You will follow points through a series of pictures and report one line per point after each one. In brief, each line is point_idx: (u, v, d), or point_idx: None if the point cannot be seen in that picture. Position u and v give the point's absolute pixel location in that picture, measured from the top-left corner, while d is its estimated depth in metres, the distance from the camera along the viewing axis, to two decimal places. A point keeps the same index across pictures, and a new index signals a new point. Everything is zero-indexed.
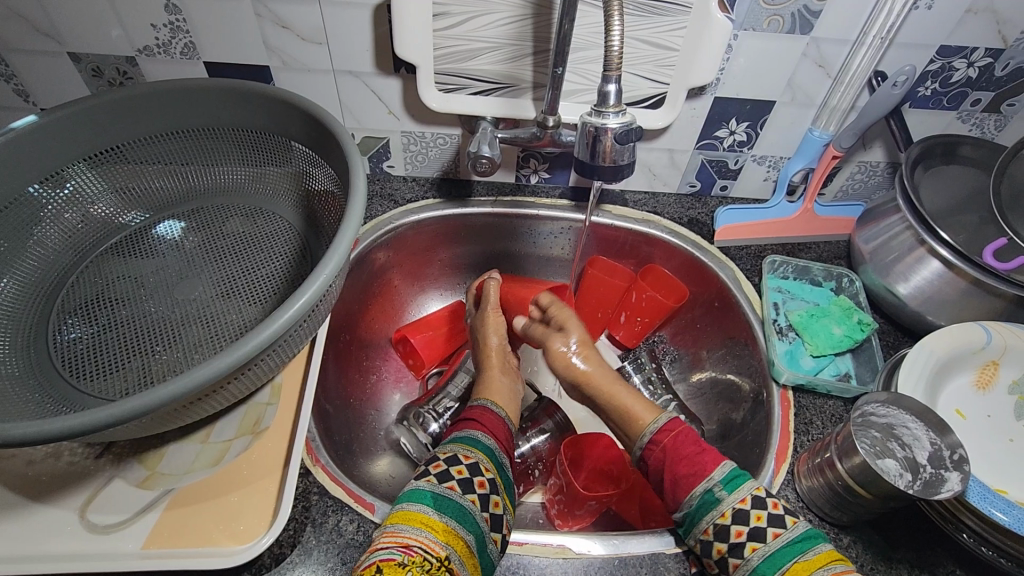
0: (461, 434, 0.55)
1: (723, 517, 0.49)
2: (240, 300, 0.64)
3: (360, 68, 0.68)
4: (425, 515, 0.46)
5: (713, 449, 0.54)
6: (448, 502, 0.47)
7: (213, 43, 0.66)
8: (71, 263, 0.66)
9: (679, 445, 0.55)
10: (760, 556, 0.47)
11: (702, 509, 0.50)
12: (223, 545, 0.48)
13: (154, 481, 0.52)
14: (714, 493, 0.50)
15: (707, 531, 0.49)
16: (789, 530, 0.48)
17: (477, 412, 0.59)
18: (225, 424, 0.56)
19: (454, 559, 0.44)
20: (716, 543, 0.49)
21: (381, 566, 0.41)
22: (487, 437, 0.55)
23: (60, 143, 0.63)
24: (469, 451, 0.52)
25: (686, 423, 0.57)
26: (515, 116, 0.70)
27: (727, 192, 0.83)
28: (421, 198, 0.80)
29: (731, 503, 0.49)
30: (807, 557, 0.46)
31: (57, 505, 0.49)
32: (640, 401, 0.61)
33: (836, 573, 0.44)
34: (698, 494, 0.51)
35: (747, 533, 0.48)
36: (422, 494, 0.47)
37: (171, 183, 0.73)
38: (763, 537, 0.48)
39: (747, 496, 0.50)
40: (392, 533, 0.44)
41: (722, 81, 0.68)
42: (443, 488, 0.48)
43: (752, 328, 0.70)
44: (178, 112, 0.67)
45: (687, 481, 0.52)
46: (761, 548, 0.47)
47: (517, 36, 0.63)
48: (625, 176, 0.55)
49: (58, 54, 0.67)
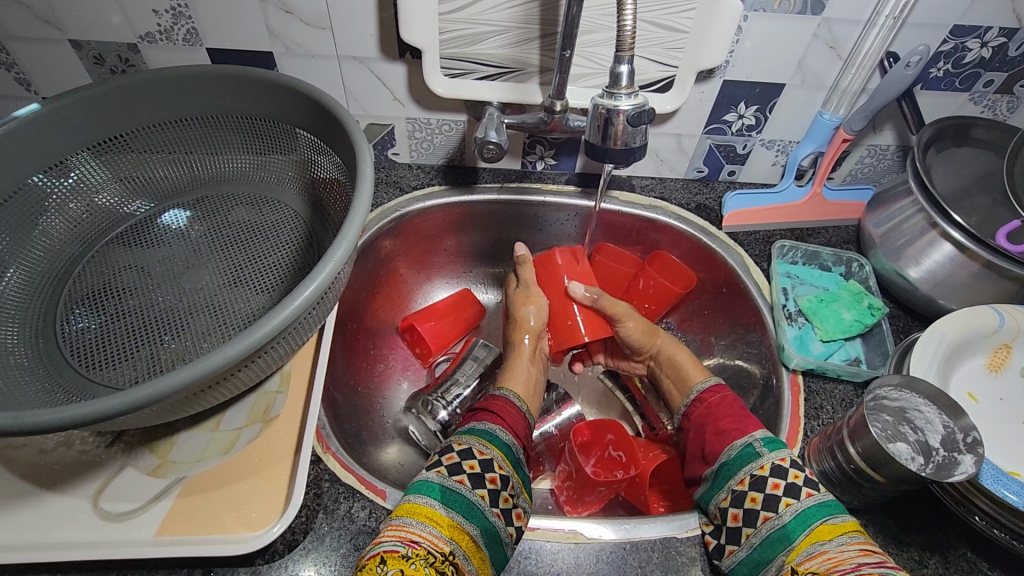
0: (476, 427, 0.55)
1: (762, 468, 0.51)
2: (247, 289, 0.64)
3: (364, 54, 0.67)
4: (431, 509, 0.46)
5: (756, 417, 0.57)
6: (456, 497, 0.47)
7: (215, 29, 0.65)
8: (77, 253, 0.66)
9: (721, 405, 0.59)
10: (792, 512, 0.48)
11: (740, 459, 0.53)
12: (236, 532, 0.48)
13: (165, 469, 0.52)
14: (754, 448, 0.53)
15: (742, 480, 0.52)
16: (822, 494, 0.49)
17: (496, 401, 0.60)
18: (234, 413, 0.56)
19: (458, 554, 0.44)
20: (750, 493, 0.51)
21: (385, 557, 0.41)
22: (506, 433, 0.56)
23: (64, 131, 0.62)
24: (484, 447, 0.52)
25: (728, 390, 0.62)
26: (522, 101, 0.69)
27: (735, 178, 0.82)
28: (426, 185, 0.79)
29: (771, 459, 0.52)
30: (836, 520, 0.46)
31: (70, 494, 0.49)
32: (693, 365, 0.67)
33: (858, 541, 0.45)
34: (739, 446, 0.54)
35: (783, 488, 0.50)
36: (430, 487, 0.47)
37: (176, 172, 0.72)
38: (797, 494, 0.49)
39: (786, 455, 0.52)
40: (396, 526, 0.44)
41: (732, 64, 0.67)
42: (451, 482, 0.48)
43: (761, 313, 0.69)
44: (182, 100, 0.67)
45: (727, 434, 0.56)
46: (794, 504, 0.48)
47: (524, 19, 0.62)
48: (635, 160, 0.54)
49: (59, 41, 0.66)
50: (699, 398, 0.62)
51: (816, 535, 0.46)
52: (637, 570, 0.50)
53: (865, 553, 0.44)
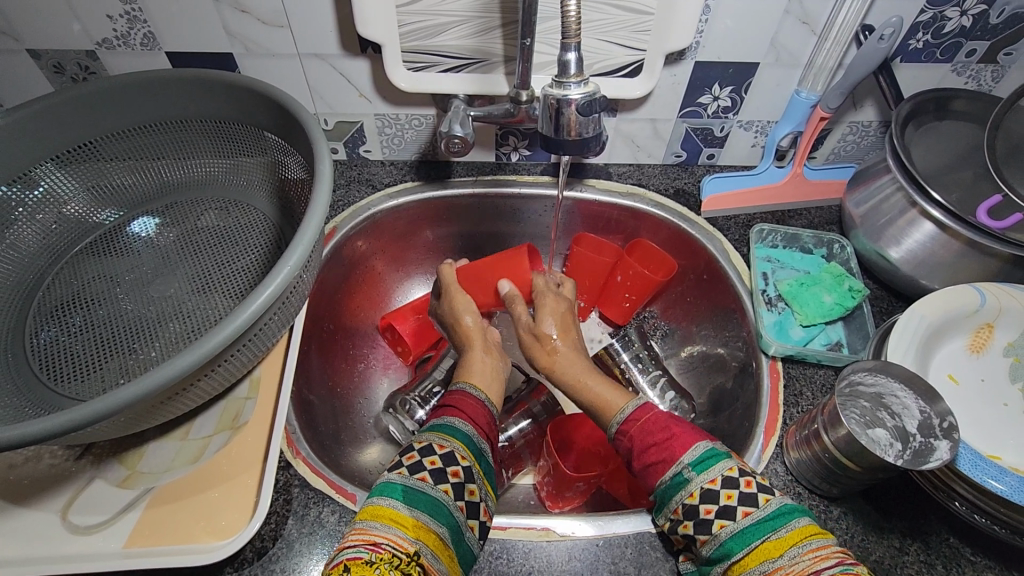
0: (439, 423, 0.54)
1: (692, 497, 0.46)
2: (216, 295, 0.63)
3: (325, 51, 0.66)
4: (395, 511, 0.44)
5: (686, 425, 0.51)
6: (419, 495, 0.46)
7: (172, 32, 0.64)
8: (47, 265, 0.66)
9: (650, 428, 0.51)
10: (728, 534, 0.44)
11: (670, 489, 0.47)
12: (204, 541, 0.48)
13: (134, 481, 0.51)
14: (683, 475, 0.47)
15: (677, 510, 0.47)
16: (762, 508, 0.44)
17: (452, 397, 0.58)
18: (204, 421, 0.56)
19: (424, 553, 0.43)
20: (683, 521, 0.46)
21: (348, 565, 0.40)
22: (466, 425, 0.54)
23: (26, 142, 0.62)
24: (442, 440, 0.50)
25: (656, 408, 0.53)
26: (489, 93, 0.68)
27: (714, 160, 0.80)
28: (399, 181, 0.78)
29: (699, 484, 0.46)
30: (779, 534, 0.42)
31: (38, 508, 0.49)
32: (612, 389, 0.58)
33: (811, 548, 0.41)
34: (669, 476, 0.48)
35: (716, 511, 0.45)
36: (393, 488, 0.46)
37: (144, 179, 0.71)
38: (732, 514, 0.44)
39: (716, 474, 0.46)
40: (361, 530, 0.43)
41: (702, 44, 0.65)
42: (415, 480, 0.47)
43: (741, 299, 0.68)
44: (144, 106, 0.66)
45: (654, 468, 0.49)
46: (729, 526, 0.44)
47: (483, 8, 0.60)
48: (593, 151, 0.52)
49: (17, 52, 0.65)
50: (625, 424, 0.53)
51: (764, 552, 0.42)
52: (610, 567, 0.49)
53: (820, 559, 0.40)
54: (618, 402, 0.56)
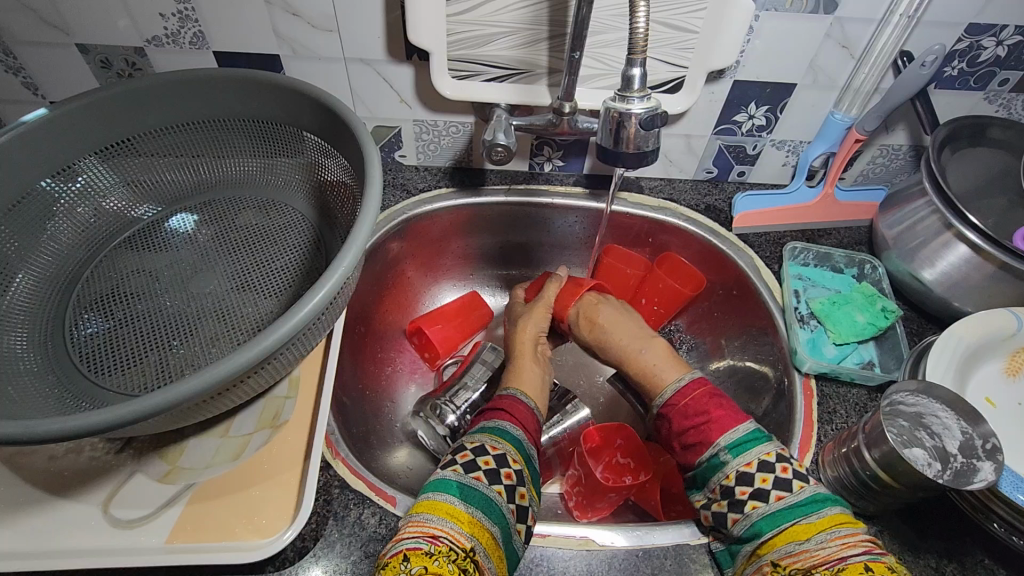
0: (490, 425, 0.55)
1: (728, 478, 0.50)
2: (255, 293, 0.64)
3: (371, 56, 0.67)
4: (452, 506, 0.45)
5: (732, 407, 0.55)
6: (474, 494, 0.47)
7: (222, 33, 0.65)
8: (85, 257, 0.66)
9: (696, 403, 0.56)
10: (759, 514, 0.48)
11: (709, 470, 0.52)
12: (247, 539, 0.48)
13: (175, 476, 0.51)
14: (720, 457, 0.52)
15: (715, 489, 0.51)
16: (794, 495, 0.48)
17: (504, 401, 0.58)
18: (244, 418, 0.56)
19: (479, 550, 0.43)
20: (718, 500, 0.51)
21: (408, 556, 0.41)
22: (516, 428, 0.55)
23: (70, 135, 0.62)
24: (494, 441, 0.52)
25: (707, 383, 0.58)
26: (530, 103, 0.68)
27: (745, 178, 0.81)
28: (433, 187, 0.79)
29: (736, 466, 0.51)
30: (810, 519, 0.46)
31: (80, 500, 0.49)
32: (667, 363, 0.63)
33: (840, 535, 0.44)
34: (707, 457, 0.53)
35: (750, 493, 0.49)
36: (448, 485, 0.47)
37: (183, 176, 0.72)
38: (765, 497, 0.49)
39: (753, 459, 0.50)
40: (418, 523, 0.44)
41: (742, 64, 0.66)
42: (470, 478, 0.48)
43: (773, 315, 0.69)
44: (189, 103, 0.66)
45: (695, 446, 0.54)
46: (761, 507, 0.48)
47: (532, 20, 0.61)
48: (648, 163, 0.53)
49: (66, 45, 0.66)
50: (666, 406, 0.58)
51: (793, 534, 0.46)
52: None
53: (848, 545, 0.44)
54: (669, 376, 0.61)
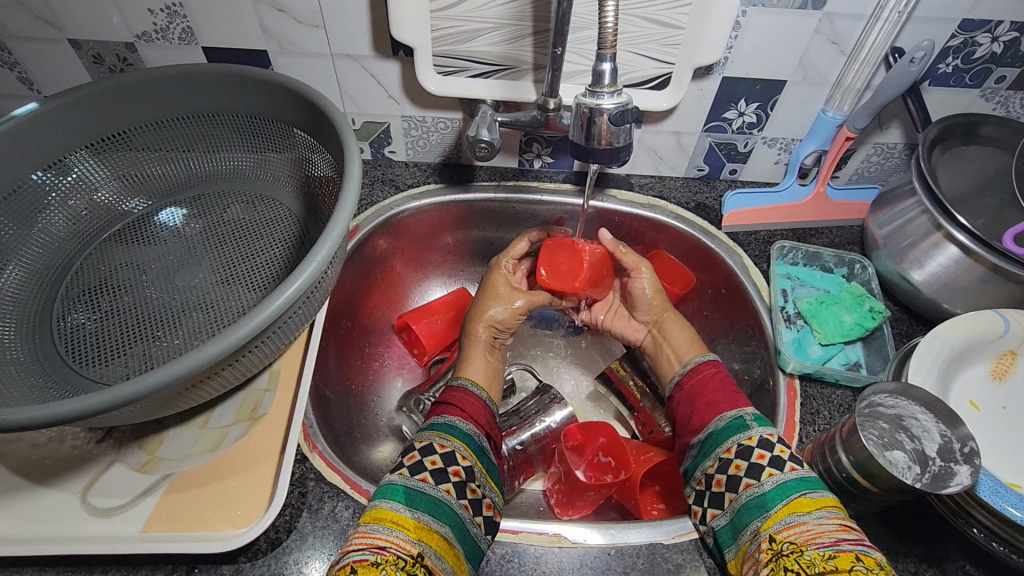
0: (438, 421, 0.54)
1: (750, 439, 0.51)
2: (240, 287, 0.64)
3: (358, 52, 0.67)
4: (397, 513, 0.45)
5: (745, 395, 0.57)
6: (420, 497, 0.46)
7: (211, 29, 0.66)
8: (76, 250, 0.67)
9: (711, 380, 0.59)
10: (774, 480, 0.48)
11: (729, 430, 0.53)
12: (220, 529, 0.48)
13: (153, 466, 0.52)
14: (745, 420, 0.53)
15: (730, 449, 0.51)
16: (804, 470, 0.48)
17: (454, 394, 0.58)
18: (223, 410, 0.56)
19: (428, 553, 0.43)
20: (735, 461, 0.50)
21: (355, 567, 0.40)
22: (466, 423, 0.54)
23: (62, 129, 0.63)
24: (443, 441, 0.51)
25: (723, 367, 0.61)
26: (516, 99, 0.68)
27: (736, 176, 0.80)
28: (422, 183, 0.79)
29: (759, 431, 0.51)
30: (814, 495, 0.46)
31: (59, 488, 0.50)
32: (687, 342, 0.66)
33: (837, 517, 0.44)
34: (729, 418, 0.54)
35: (768, 459, 0.49)
36: (394, 491, 0.47)
37: (174, 170, 0.73)
38: (781, 466, 0.48)
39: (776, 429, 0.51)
40: (364, 534, 0.43)
41: (730, 60, 0.65)
42: (415, 481, 0.48)
43: (759, 315, 0.68)
44: (178, 98, 0.67)
45: (716, 407, 0.56)
46: (777, 474, 0.48)
47: (517, 16, 0.61)
48: (624, 160, 0.52)
49: (59, 41, 0.67)
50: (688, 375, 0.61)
51: (795, 507, 0.45)
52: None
53: (844, 528, 0.43)
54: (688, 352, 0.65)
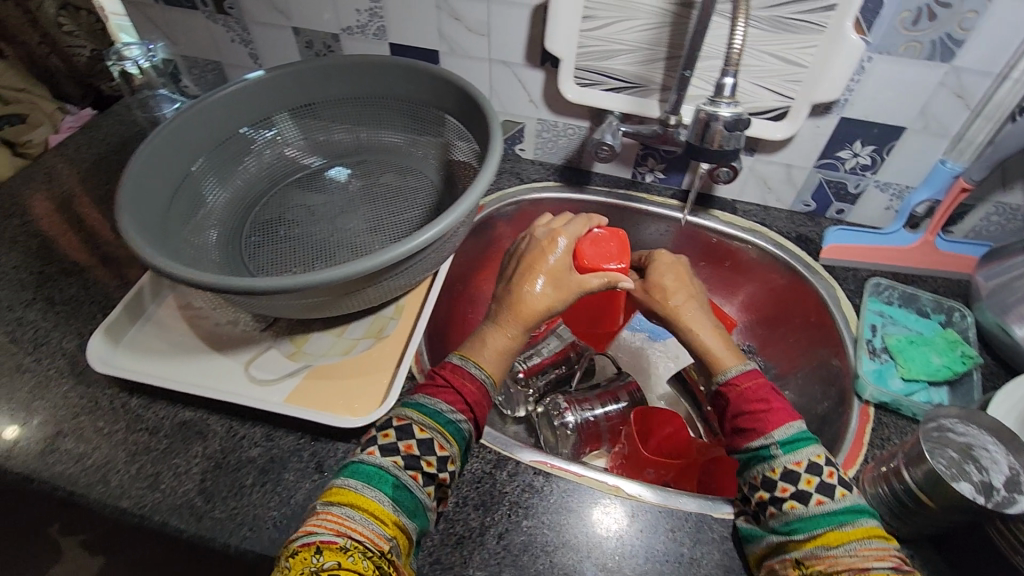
0: (421, 401, 0.53)
1: (773, 471, 0.51)
2: (382, 236, 0.77)
3: (512, 59, 0.79)
4: (379, 505, 0.45)
5: (786, 405, 0.54)
6: (406, 494, 0.47)
7: (400, 29, 0.81)
8: (265, 189, 0.84)
9: (746, 395, 0.56)
10: (797, 514, 0.48)
11: (755, 460, 0.52)
12: (342, 413, 0.59)
13: (299, 356, 0.65)
14: (770, 449, 0.52)
15: (756, 478, 0.52)
16: (834, 501, 0.48)
17: (446, 373, 0.55)
18: (357, 326, 0.68)
19: (396, 552, 0.44)
20: (760, 490, 0.51)
21: (321, 547, 0.41)
22: (451, 410, 0.52)
23: (273, 94, 0.81)
24: (423, 424, 0.50)
25: (762, 377, 0.58)
26: (641, 114, 0.76)
27: (843, 216, 0.83)
28: (544, 179, 0.89)
29: (785, 462, 0.50)
30: (845, 527, 0.46)
31: (230, 357, 0.64)
32: (725, 346, 0.62)
33: (869, 547, 0.45)
34: (755, 446, 0.53)
35: (792, 492, 0.49)
36: (385, 480, 0.47)
37: (346, 139, 0.88)
38: (806, 500, 0.49)
39: (803, 459, 0.50)
40: (338, 517, 0.43)
41: (850, 102, 0.70)
42: (405, 476, 0.48)
43: (844, 345, 0.70)
44: (362, 81, 0.83)
45: (748, 432, 0.54)
46: (800, 508, 0.48)
47: (653, 41, 0.70)
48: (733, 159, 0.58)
49: (285, 27, 0.86)
50: (724, 386, 0.58)
51: (825, 540, 0.46)
52: (666, 532, 0.54)
53: (878, 559, 0.44)
54: (727, 359, 0.60)
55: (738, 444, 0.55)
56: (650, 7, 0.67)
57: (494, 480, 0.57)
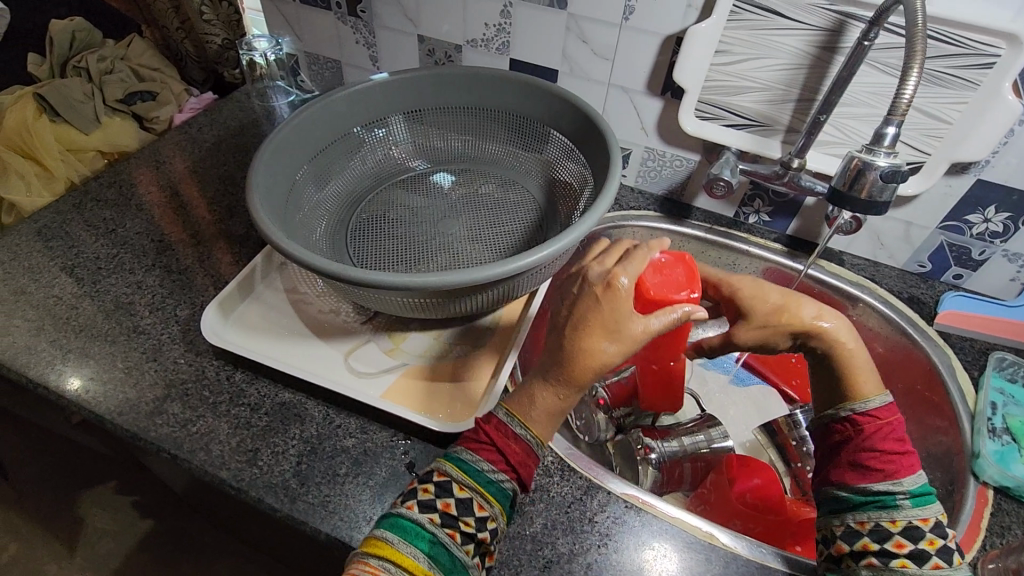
0: (460, 455, 0.48)
1: (895, 522, 0.47)
2: (483, 246, 0.78)
3: (631, 86, 0.79)
4: (414, 561, 0.41)
5: (915, 454, 0.53)
6: (444, 552, 0.43)
7: (524, 46, 0.82)
8: (371, 186, 0.86)
9: (881, 434, 0.55)
10: (907, 572, 0.45)
11: (875, 505, 0.49)
12: (437, 416, 0.59)
13: (397, 353, 0.65)
14: (897, 499, 0.49)
15: (864, 523, 0.49)
16: (952, 571, 0.45)
17: (488, 427, 0.51)
18: (454, 331, 0.69)
19: None
20: (866, 537, 0.48)
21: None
22: (499, 474, 0.47)
23: (393, 96, 0.84)
24: (463, 483, 0.46)
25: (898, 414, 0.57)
26: (760, 153, 0.75)
27: (960, 282, 0.79)
28: (643, 208, 0.88)
29: (911, 516, 0.48)
30: None
31: (332, 345, 0.66)
32: (864, 371, 0.61)
33: None
34: (879, 490, 0.50)
35: (909, 550, 0.46)
36: (419, 535, 0.43)
37: (452, 146, 0.90)
38: (923, 561, 0.45)
39: (931, 515, 0.48)
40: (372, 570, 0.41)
41: (991, 164, 0.66)
42: (443, 534, 0.43)
43: (959, 419, 0.65)
44: (479, 92, 0.84)
45: (874, 472, 0.52)
46: (913, 568, 0.45)
47: (787, 82, 0.69)
48: (879, 212, 0.56)
49: (412, 34, 0.89)
50: (860, 416, 0.57)
51: None
52: None
53: None
54: (867, 389, 0.59)
55: (850, 482, 0.52)
56: (790, 46, 0.66)
57: (583, 506, 0.55)
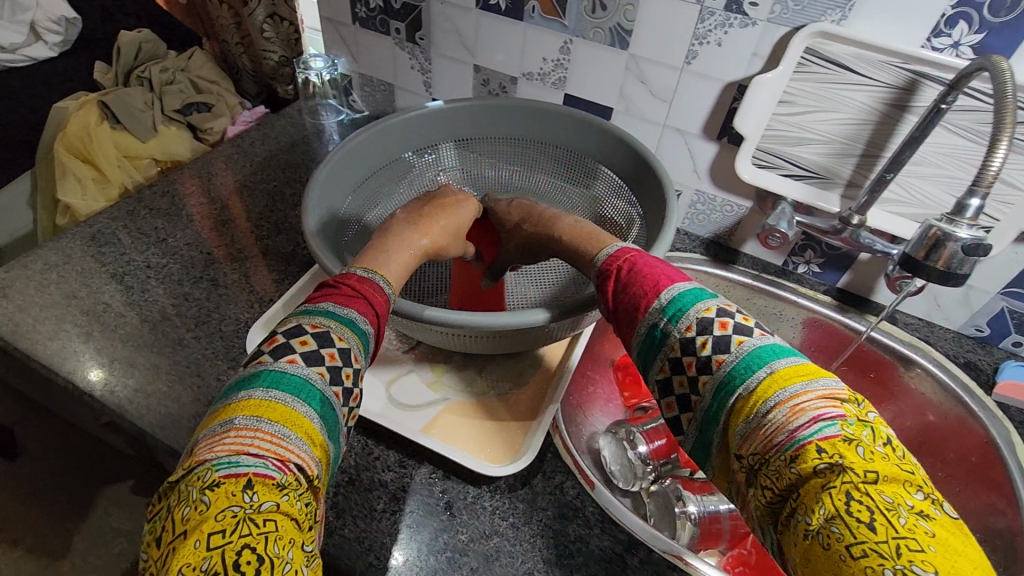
0: (310, 307, 0.44)
1: (706, 345, 0.41)
2: (527, 280, 0.77)
3: (687, 129, 0.78)
4: (310, 422, 0.37)
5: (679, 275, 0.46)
6: (313, 392, 0.39)
7: (580, 82, 0.82)
8: None
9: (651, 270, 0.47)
10: (726, 367, 0.39)
11: (652, 346, 0.43)
12: (478, 458, 0.58)
13: (438, 386, 0.64)
14: (660, 329, 0.43)
15: (676, 347, 0.42)
16: (755, 339, 0.40)
17: (354, 283, 0.47)
18: (495, 366, 0.67)
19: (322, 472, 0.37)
20: (683, 361, 0.42)
21: (253, 482, 0.33)
22: (349, 314, 0.44)
23: (446, 123, 0.84)
24: (342, 331, 0.42)
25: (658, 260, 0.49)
26: (817, 206, 0.73)
27: (1020, 350, 0.75)
28: (688, 250, 0.87)
29: (693, 318, 0.42)
30: (772, 365, 0.38)
31: (374, 374, 0.65)
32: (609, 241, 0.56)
33: (814, 385, 0.36)
34: (646, 328, 0.44)
35: (712, 344, 0.40)
36: (289, 381, 0.38)
37: (499, 176, 0.89)
38: (727, 347, 0.40)
39: (729, 318, 0.41)
40: (238, 440, 0.35)
41: None
42: (310, 373, 0.39)
43: (1020, 499, 0.62)
44: (531, 124, 0.84)
45: None
46: (727, 359, 0.39)
47: (851, 136, 0.68)
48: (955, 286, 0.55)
49: (468, 64, 0.89)
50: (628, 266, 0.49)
51: (764, 389, 0.37)
52: None
53: (834, 400, 0.36)
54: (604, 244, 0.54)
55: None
56: (858, 102, 0.65)
57: (624, 564, 0.53)
